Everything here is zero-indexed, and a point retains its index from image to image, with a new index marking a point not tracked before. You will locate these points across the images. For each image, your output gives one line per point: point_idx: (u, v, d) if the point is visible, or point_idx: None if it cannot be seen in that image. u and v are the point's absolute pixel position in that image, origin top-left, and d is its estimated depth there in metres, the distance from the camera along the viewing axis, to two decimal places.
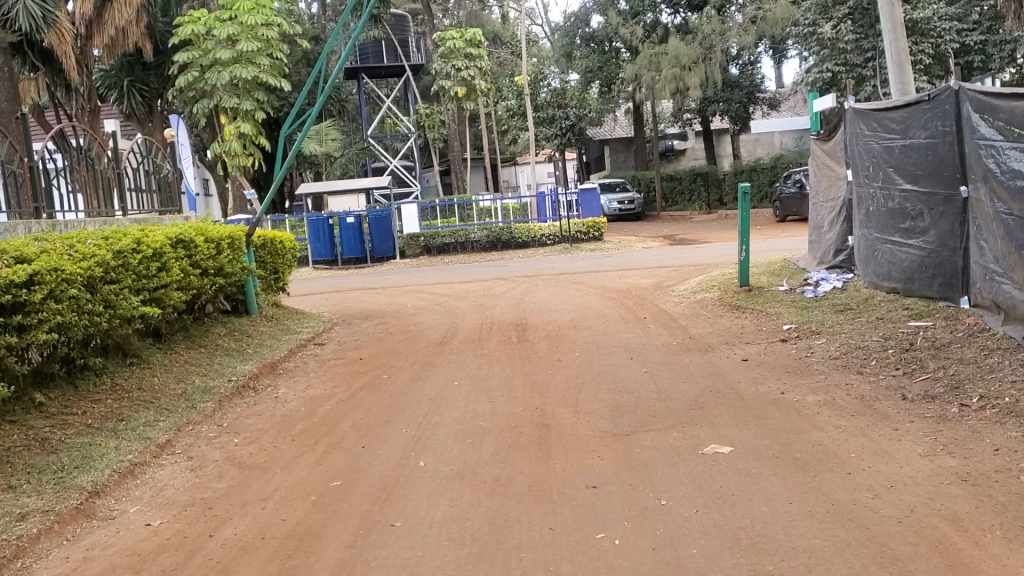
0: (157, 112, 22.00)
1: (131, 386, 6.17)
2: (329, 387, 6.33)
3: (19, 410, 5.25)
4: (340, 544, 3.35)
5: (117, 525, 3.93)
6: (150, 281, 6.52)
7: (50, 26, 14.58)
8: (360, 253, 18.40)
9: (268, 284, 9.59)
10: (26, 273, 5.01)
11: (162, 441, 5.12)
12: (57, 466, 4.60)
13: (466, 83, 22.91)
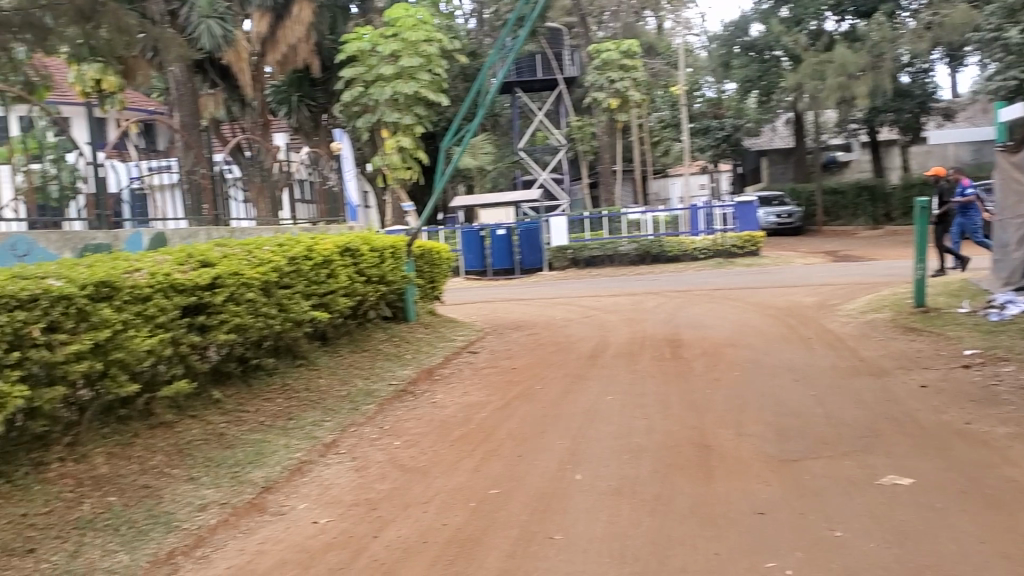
0: (322, 126, 22.97)
1: (300, 386, 6.45)
2: (485, 395, 6.39)
3: (198, 405, 5.72)
4: (502, 553, 3.36)
5: (287, 520, 4.11)
6: (321, 287, 6.79)
7: (229, 45, 15.47)
8: (510, 264, 18.73)
9: (424, 292, 9.82)
10: (209, 276, 5.44)
11: (328, 441, 5.32)
12: (233, 460, 4.90)
13: (621, 95, 22.86)
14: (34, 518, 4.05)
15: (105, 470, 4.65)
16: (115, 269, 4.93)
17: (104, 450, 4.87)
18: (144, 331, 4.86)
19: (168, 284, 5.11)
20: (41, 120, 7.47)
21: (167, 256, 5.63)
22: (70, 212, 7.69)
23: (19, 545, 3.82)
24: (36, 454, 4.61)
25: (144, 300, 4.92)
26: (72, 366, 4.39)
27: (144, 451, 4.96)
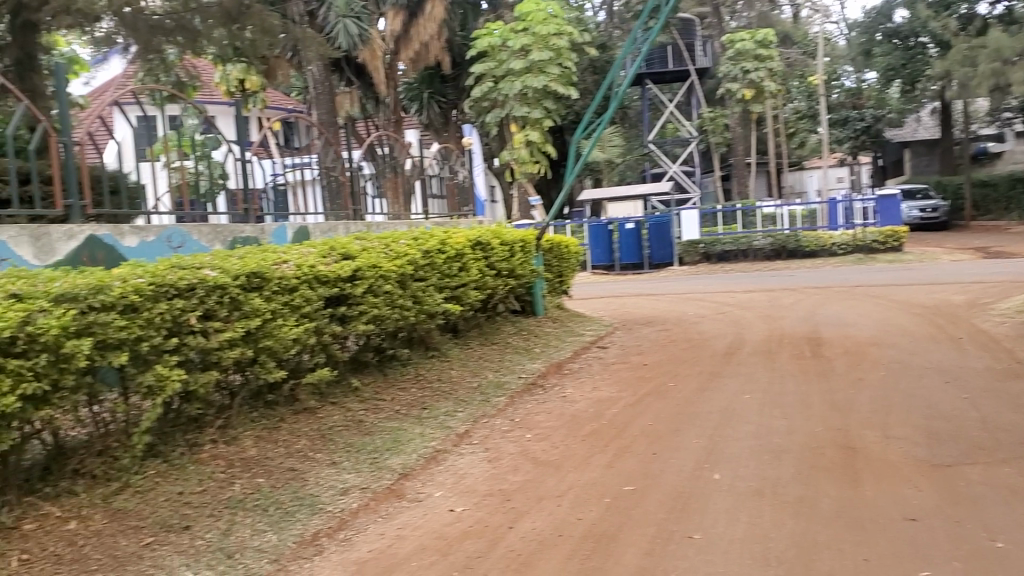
0: (452, 122, 23.31)
1: (432, 376, 6.58)
2: (616, 390, 6.36)
3: (339, 392, 5.95)
4: (640, 551, 3.34)
5: (424, 508, 4.27)
6: (453, 280, 6.90)
7: (364, 43, 15.92)
8: (639, 258, 18.57)
9: (553, 286, 9.85)
10: (350, 268, 5.68)
11: (461, 431, 5.40)
12: (372, 447, 5.09)
13: (756, 85, 22.29)
14: (190, 496, 4.35)
15: (254, 453, 4.96)
16: (264, 260, 5.23)
17: (253, 433, 5.18)
18: (291, 321, 5.18)
19: (313, 276, 5.39)
20: (190, 118, 7.79)
21: (312, 248, 5.86)
22: (219, 205, 8.10)
23: (177, 522, 4.10)
24: (191, 436, 4.91)
25: (290, 291, 5.24)
26: (225, 352, 4.75)
27: (290, 435, 5.25)
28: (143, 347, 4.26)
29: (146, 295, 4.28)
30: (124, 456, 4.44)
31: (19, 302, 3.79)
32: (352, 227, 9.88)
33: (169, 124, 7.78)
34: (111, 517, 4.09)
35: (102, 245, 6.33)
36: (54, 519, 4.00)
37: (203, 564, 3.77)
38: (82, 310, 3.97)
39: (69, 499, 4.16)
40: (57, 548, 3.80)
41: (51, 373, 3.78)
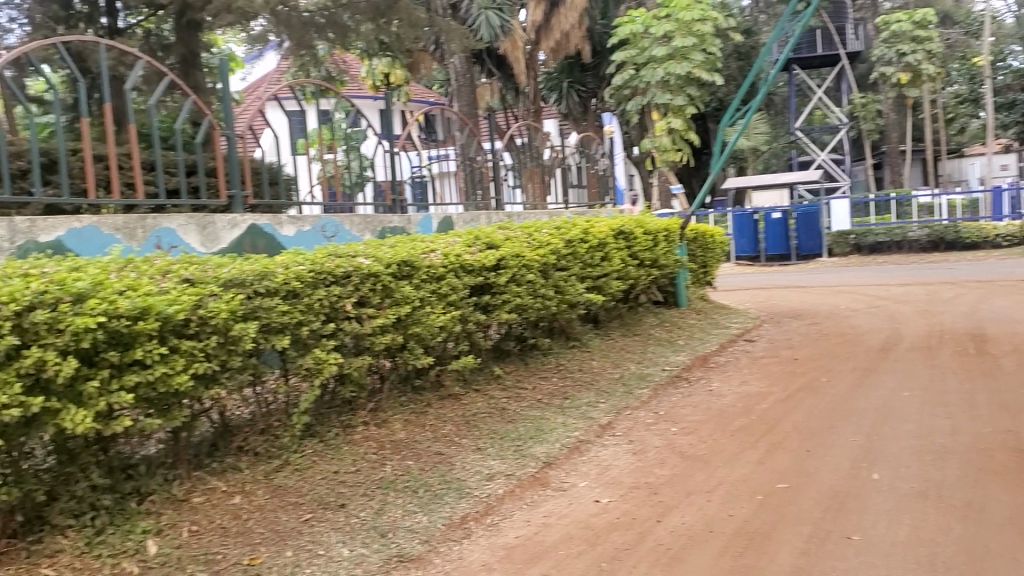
0: (592, 111, 23.31)
1: (574, 366, 6.58)
2: (765, 384, 6.20)
3: (482, 379, 6.03)
4: (794, 550, 3.31)
5: (570, 497, 4.37)
6: (596, 270, 6.89)
7: (506, 34, 16.04)
8: (785, 249, 17.95)
9: (697, 277, 9.68)
10: (494, 258, 5.76)
11: (604, 422, 5.40)
12: (516, 434, 5.17)
13: (913, 69, 21.21)
14: (345, 476, 4.56)
15: (403, 435, 5.10)
16: (413, 249, 5.40)
17: (401, 417, 5.32)
18: (438, 308, 5.32)
19: (458, 265, 5.51)
20: (338, 113, 8.07)
21: (457, 237, 5.98)
22: (365, 196, 8.39)
23: (333, 500, 4.32)
24: (345, 417, 5.11)
25: (438, 280, 5.38)
26: (377, 338, 4.96)
27: (436, 420, 5.36)
28: (304, 331, 4.55)
29: (306, 283, 4.56)
30: (284, 435, 4.75)
31: (191, 286, 4.06)
32: (493, 217, 10.01)
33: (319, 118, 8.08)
34: (272, 493, 4.34)
35: (262, 234, 6.65)
36: (220, 493, 4.27)
37: (358, 541, 3.95)
38: (248, 295, 4.28)
39: (234, 475, 4.44)
40: (223, 520, 4.05)
41: (220, 355, 4.11)
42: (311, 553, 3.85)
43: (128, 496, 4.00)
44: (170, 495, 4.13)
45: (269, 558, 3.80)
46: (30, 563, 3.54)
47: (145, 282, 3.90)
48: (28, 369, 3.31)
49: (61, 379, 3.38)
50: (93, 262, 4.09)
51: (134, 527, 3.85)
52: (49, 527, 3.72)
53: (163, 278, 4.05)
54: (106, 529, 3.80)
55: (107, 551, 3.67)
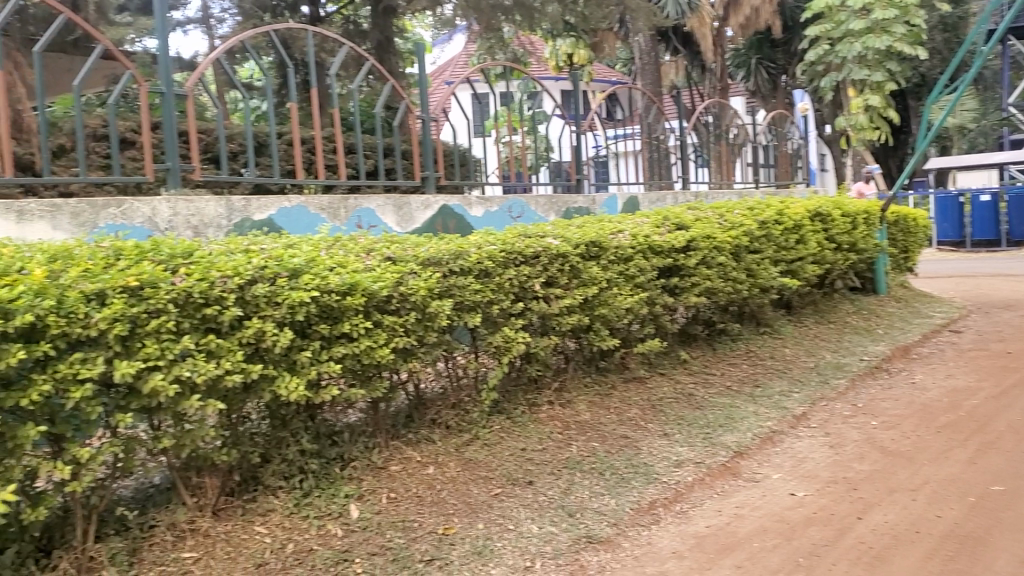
0: (781, 88, 22.59)
1: (765, 353, 6.37)
2: (974, 378, 5.83)
3: (668, 363, 5.96)
4: (1015, 559, 3.22)
5: (763, 489, 4.31)
6: (789, 253, 6.66)
7: (692, 10, 15.71)
8: (994, 235, 16.78)
9: (897, 263, 9.19)
10: (684, 239, 5.67)
11: (798, 413, 5.28)
12: (704, 421, 5.10)
13: None
14: (532, 453, 4.63)
15: (588, 417, 5.09)
16: (601, 230, 5.39)
17: (586, 397, 5.31)
18: (626, 290, 5.28)
19: (647, 246, 5.46)
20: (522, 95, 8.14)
21: (646, 218, 5.93)
22: (541, 176, 8.40)
23: (521, 477, 4.40)
24: (531, 395, 5.17)
25: (626, 261, 5.35)
26: (563, 318, 4.98)
27: (621, 402, 5.31)
28: (495, 310, 4.64)
29: (498, 262, 4.65)
30: (474, 410, 4.87)
31: (392, 264, 4.28)
32: (678, 196, 9.87)
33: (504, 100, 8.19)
34: (463, 466, 4.46)
35: (452, 214, 6.83)
36: (415, 463, 4.44)
37: (547, 519, 4.02)
38: (445, 273, 4.43)
39: (428, 446, 4.59)
40: (418, 490, 4.22)
41: (418, 330, 4.27)
42: (502, 527, 3.94)
43: (332, 461, 4.26)
44: (371, 463, 4.35)
45: (462, 529, 3.92)
46: (246, 520, 3.84)
47: (353, 260, 4.16)
48: (248, 338, 3.60)
49: (277, 349, 3.66)
50: (304, 239, 4.36)
51: (337, 491, 4.09)
52: (262, 487, 4.01)
53: (368, 257, 4.29)
54: (313, 491, 4.06)
55: (314, 513, 3.92)
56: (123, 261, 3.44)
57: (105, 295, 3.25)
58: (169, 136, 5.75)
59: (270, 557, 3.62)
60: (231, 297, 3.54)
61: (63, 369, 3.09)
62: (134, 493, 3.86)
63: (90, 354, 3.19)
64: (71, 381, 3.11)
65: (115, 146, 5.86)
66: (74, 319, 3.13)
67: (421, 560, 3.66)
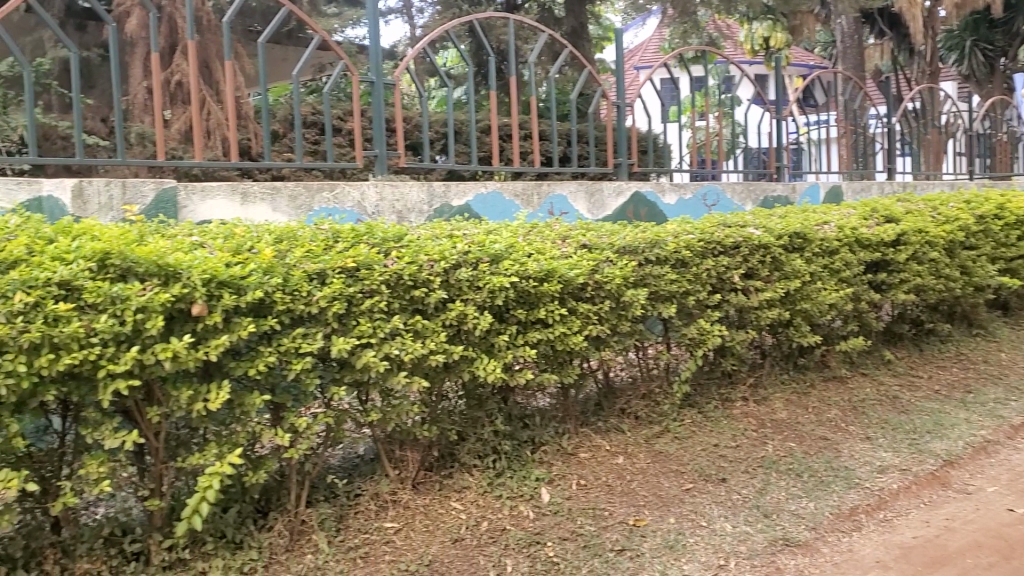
0: (1000, 72, 21.01)
1: (977, 357, 5.96)
2: None
3: (870, 363, 5.69)
4: None
5: (977, 502, 4.07)
6: (1009, 250, 6.22)
7: None
8: None
9: None
10: (894, 232, 5.42)
11: (1017, 423, 4.92)
12: (910, 426, 4.84)
13: None
14: (725, 450, 4.52)
15: (784, 415, 4.94)
16: (805, 221, 5.23)
17: (783, 395, 5.15)
18: (830, 285, 5.09)
19: (854, 240, 5.25)
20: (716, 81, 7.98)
21: (852, 210, 5.71)
22: (735, 164, 8.19)
23: (714, 473, 4.30)
24: (724, 390, 5.06)
25: (830, 254, 5.16)
26: (763, 313, 4.85)
27: (820, 402, 5.12)
28: (691, 300, 4.58)
29: (696, 252, 4.59)
30: (664, 402, 4.82)
31: (589, 251, 4.29)
32: (883, 185, 9.36)
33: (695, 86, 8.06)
34: (653, 458, 4.43)
35: (645, 201, 6.76)
36: (605, 452, 4.45)
37: (741, 518, 3.91)
38: (641, 262, 4.39)
39: (618, 436, 4.59)
40: (609, 479, 4.22)
41: (612, 319, 4.26)
42: (694, 523, 3.88)
43: (524, 444, 4.34)
44: (561, 448, 4.41)
45: (654, 522, 3.89)
46: (443, 495, 3.98)
47: (550, 246, 4.20)
48: (451, 320, 3.71)
49: (478, 332, 3.75)
50: (504, 225, 4.45)
51: (529, 474, 4.17)
52: (459, 464, 4.14)
53: (564, 244, 4.32)
54: (506, 472, 4.17)
55: (506, 493, 4.01)
56: (341, 244, 3.65)
57: (325, 276, 3.46)
58: (377, 124, 6.01)
59: (466, 533, 3.74)
60: (437, 281, 3.67)
61: (286, 343, 3.32)
62: (342, 463, 4.11)
63: (310, 330, 3.41)
64: (293, 354, 3.34)
65: (327, 133, 6.17)
66: (297, 297, 3.35)
67: (612, 550, 3.64)
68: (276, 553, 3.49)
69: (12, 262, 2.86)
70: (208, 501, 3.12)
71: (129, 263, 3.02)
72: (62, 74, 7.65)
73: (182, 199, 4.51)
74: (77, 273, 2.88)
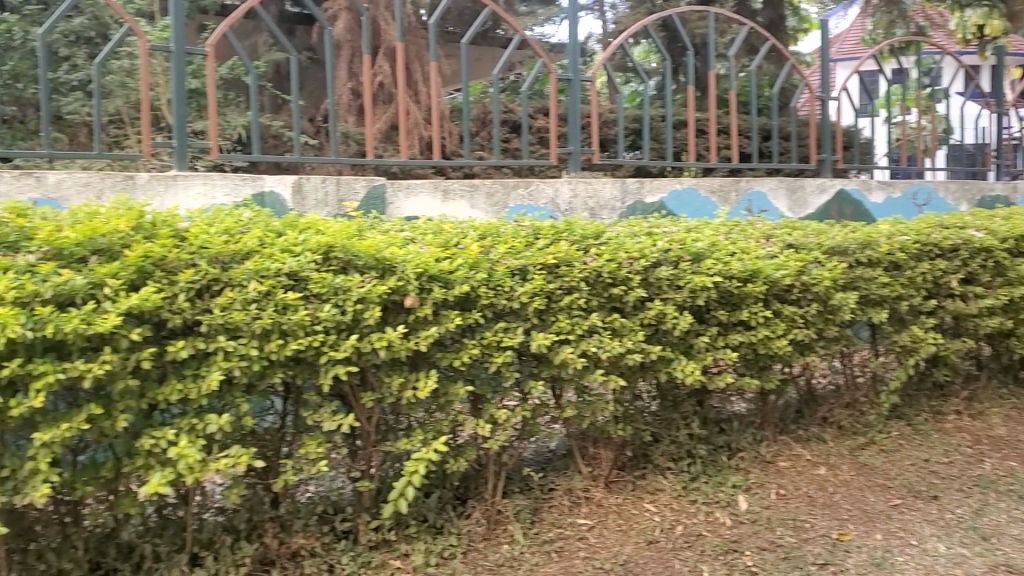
0: None
1: None
2: None
3: None
4: None
5: None
6: None
7: None
8: None
9: None
10: None
11: None
12: None
13: None
14: (937, 466, 4.28)
15: (1002, 433, 4.64)
16: None
17: (1001, 410, 4.87)
18: None
19: None
20: (918, 70, 7.55)
21: None
22: (938, 160, 7.72)
23: (924, 490, 4.07)
24: (935, 402, 4.84)
25: None
26: (983, 321, 4.57)
27: None
28: (903, 306, 4.37)
29: (910, 255, 4.38)
30: (870, 412, 4.62)
31: (795, 251, 4.15)
32: None
33: (897, 78, 7.65)
34: (858, 471, 4.24)
35: (850, 200, 6.46)
36: (805, 461, 4.30)
37: (956, 540, 3.67)
38: (851, 264, 4.23)
39: (819, 445, 4.43)
40: (809, 490, 4.06)
41: (818, 323, 4.10)
42: (903, 541, 3.67)
43: (720, 449, 4.25)
44: (759, 455, 4.29)
45: (859, 537, 3.70)
46: (636, 495, 3.95)
47: (755, 246, 4.08)
48: (650, 319, 3.67)
49: (677, 332, 3.69)
50: (705, 223, 4.36)
51: (725, 480, 4.08)
52: (652, 465, 4.11)
53: (768, 243, 4.19)
54: (701, 476, 4.09)
55: (702, 499, 3.94)
56: (542, 240, 3.69)
57: (527, 272, 3.50)
58: (573, 121, 6.05)
59: (660, 536, 3.69)
60: (637, 279, 3.64)
61: (489, 337, 3.40)
62: (536, 456, 4.15)
63: (512, 324, 3.47)
64: (495, 347, 3.41)
65: (523, 130, 6.27)
66: (500, 292, 3.41)
67: (814, 563, 3.49)
68: (474, 540, 3.58)
69: (245, 252, 3.05)
70: (414, 485, 3.23)
71: (350, 256, 3.18)
72: (276, 77, 8.13)
73: (389, 196, 4.70)
74: (303, 264, 3.05)
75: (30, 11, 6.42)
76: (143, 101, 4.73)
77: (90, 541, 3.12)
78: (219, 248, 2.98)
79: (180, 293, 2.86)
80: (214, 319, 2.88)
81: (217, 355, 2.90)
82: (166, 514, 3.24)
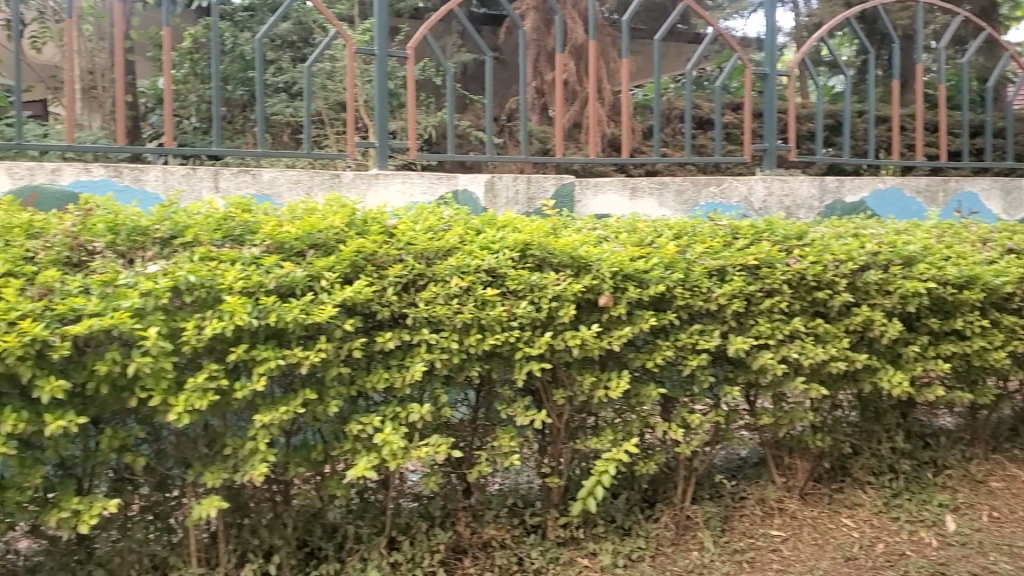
0: None
1: None
2: None
3: None
4: None
5: None
6: None
7: None
8: None
9: None
10: None
11: None
12: None
13: None
14: None
15: None
16: None
17: None
18: None
19: None
20: None
21: None
22: None
23: None
24: None
25: None
26: None
27: None
28: None
29: None
30: None
31: (1017, 257, 3.86)
32: None
33: None
34: None
35: None
36: (1021, 483, 4.00)
37: None
38: None
39: None
40: None
41: None
42: None
43: (925, 465, 4.02)
44: (968, 474, 4.03)
45: None
46: (833, 509, 3.79)
47: (971, 250, 3.82)
48: (856, 325, 3.50)
49: (884, 340, 3.51)
50: (914, 225, 4.13)
51: (931, 499, 3.85)
52: (850, 479, 3.93)
53: (986, 247, 3.93)
54: (903, 493, 3.88)
55: (905, 516, 3.73)
56: (741, 240, 3.59)
57: (725, 273, 3.41)
58: (768, 117, 5.85)
59: (860, 553, 3.51)
60: (843, 283, 3.47)
61: (683, 339, 3.33)
62: (726, 463, 4.07)
63: (708, 326, 3.39)
64: (690, 349, 3.34)
65: (715, 128, 6.14)
66: (697, 293, 3.34)
67: None
68: (662, 544, 3.53)
69: (448, 248, 3.13)
70: (604, 485, 3.21)
71: (547, 254, 3.20)
72: (464, 78, 8.31)
73: (578, 194, 4.71)
74: (502, 261, 3.10)
75: (241, 18, 6.81)
76: (348, 102, 4.94)
77: (299, 520, 3.27)
78: (424, 245, 3.08)
79: (389, 287, 2.97)
80: (419, 313, 2.96)
81: (420, 347, 2.99)
82: (366, 497, 3.37)
